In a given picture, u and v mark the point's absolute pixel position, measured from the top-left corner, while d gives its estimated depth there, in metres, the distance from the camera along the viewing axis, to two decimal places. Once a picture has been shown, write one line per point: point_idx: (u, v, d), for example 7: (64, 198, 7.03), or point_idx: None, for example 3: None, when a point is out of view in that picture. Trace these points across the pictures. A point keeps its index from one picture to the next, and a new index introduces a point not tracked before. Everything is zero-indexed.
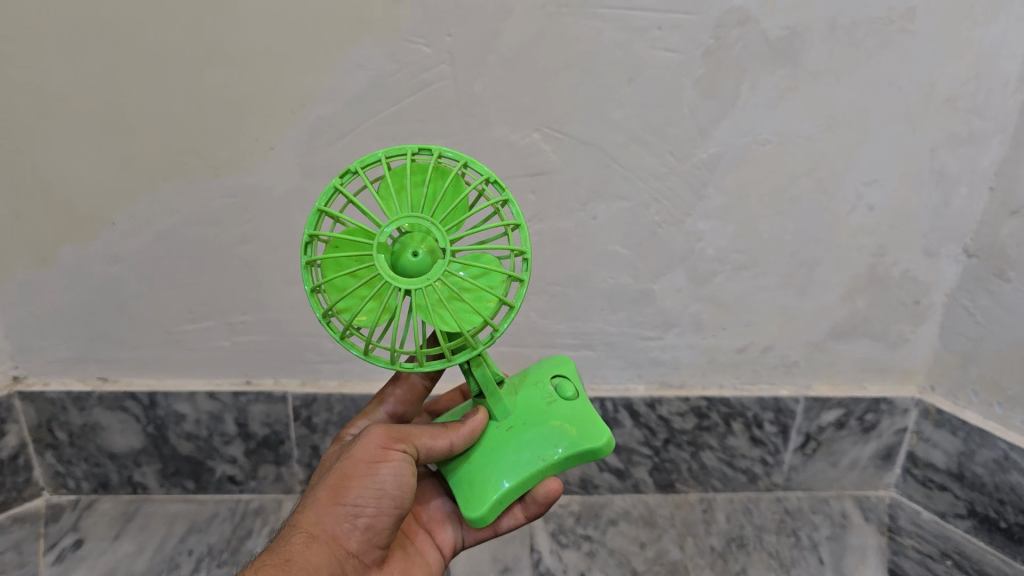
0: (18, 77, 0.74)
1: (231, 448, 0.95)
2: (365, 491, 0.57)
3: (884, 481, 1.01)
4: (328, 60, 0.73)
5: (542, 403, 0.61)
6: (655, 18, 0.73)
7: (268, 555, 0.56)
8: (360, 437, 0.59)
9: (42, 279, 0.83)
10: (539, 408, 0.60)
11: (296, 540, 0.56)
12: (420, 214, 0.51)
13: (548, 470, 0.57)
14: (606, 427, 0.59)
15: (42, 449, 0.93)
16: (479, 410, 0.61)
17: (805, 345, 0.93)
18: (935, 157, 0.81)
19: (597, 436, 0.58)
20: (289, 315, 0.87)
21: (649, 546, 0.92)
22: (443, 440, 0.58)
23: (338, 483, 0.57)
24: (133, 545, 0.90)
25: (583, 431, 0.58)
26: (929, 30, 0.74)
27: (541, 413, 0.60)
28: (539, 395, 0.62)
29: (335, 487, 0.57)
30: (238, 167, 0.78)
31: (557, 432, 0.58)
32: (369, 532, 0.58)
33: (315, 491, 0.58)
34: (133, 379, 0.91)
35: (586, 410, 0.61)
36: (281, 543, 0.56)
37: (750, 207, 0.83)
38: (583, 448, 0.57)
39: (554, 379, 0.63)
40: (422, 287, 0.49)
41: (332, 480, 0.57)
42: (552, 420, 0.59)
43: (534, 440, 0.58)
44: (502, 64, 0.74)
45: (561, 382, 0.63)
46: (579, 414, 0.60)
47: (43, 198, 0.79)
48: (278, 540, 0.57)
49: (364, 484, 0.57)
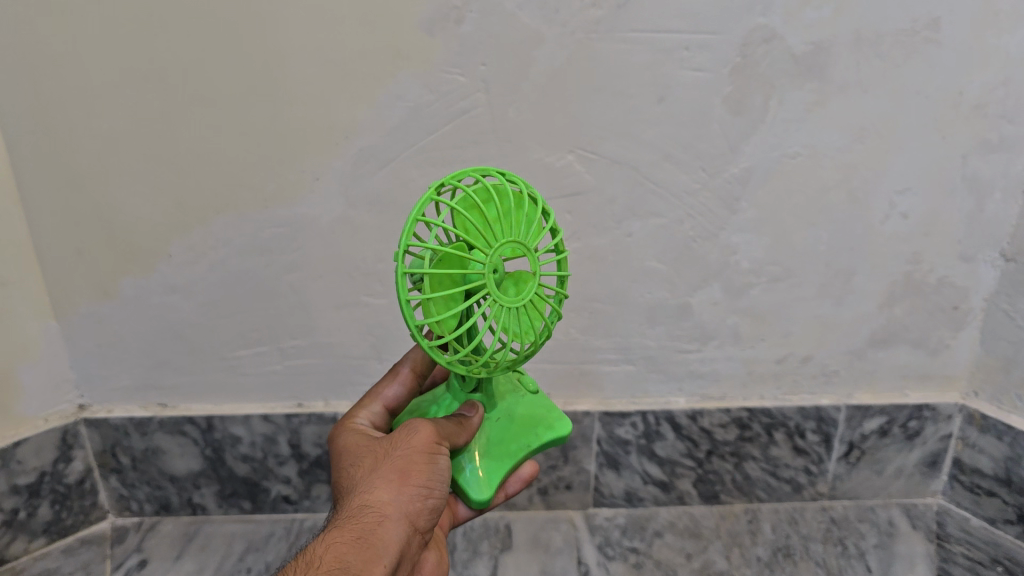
0: (79, 123, 0.78)
1: (285, 468, 0.98)
2: (429, 476, 0.57)
3: (931, 488, 1.01)
4: (369, 91, 0.77)
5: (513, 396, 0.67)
6: (682, 39, 0.75)
7: (336, 530, 0.55)
8: (417, 425, 0.59)
9: (105, 311, 0.88)
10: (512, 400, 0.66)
11: (367, 517, 0.56)
12: (518, 237, 0.53)
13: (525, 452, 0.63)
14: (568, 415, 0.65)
15: (106, 474, 0.97)
16: (473, 403, 0.63)
17: (845, 354, 0.93)
18: (967, 163, 0.82)
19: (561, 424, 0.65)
20: (337, 338, 0.90)
21: (695, 557, 0.93)
22: (465, 435, 0.60)
23: (405, 467, 0.57)
24: (194, 564, 0.93)
25: (551, 420, 0.65)
26: (954, 39, 0.76)
27: (516, 405, 0.66)
28: (510, 390, 0.67)
29: (404, 470, 0.57)
30: (286, 198, 0.82)
31: (533, 421, 0.65)
32: (431, 513, 0.59)
33: (378, 470, 0.58)
34: (192, 404, 0.94)
35: (549, 402, 0.67)
36: (347, 518, 0.56)
37: (785, 220, 0.84)
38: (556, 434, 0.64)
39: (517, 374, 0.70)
40: (518, 306, 0.52)
41: (398, 463, 0.58)
42: (526, 410, 0.65)
43: (514, 427, 0.64)
44: (536, 90, 0.77)
45: (523, 377, 0.69)
46: (546, 408, 0.66)
47: (105, 231, 0.83)
48: (341, 514, 0.57)
49: (430, 471, 0.57)
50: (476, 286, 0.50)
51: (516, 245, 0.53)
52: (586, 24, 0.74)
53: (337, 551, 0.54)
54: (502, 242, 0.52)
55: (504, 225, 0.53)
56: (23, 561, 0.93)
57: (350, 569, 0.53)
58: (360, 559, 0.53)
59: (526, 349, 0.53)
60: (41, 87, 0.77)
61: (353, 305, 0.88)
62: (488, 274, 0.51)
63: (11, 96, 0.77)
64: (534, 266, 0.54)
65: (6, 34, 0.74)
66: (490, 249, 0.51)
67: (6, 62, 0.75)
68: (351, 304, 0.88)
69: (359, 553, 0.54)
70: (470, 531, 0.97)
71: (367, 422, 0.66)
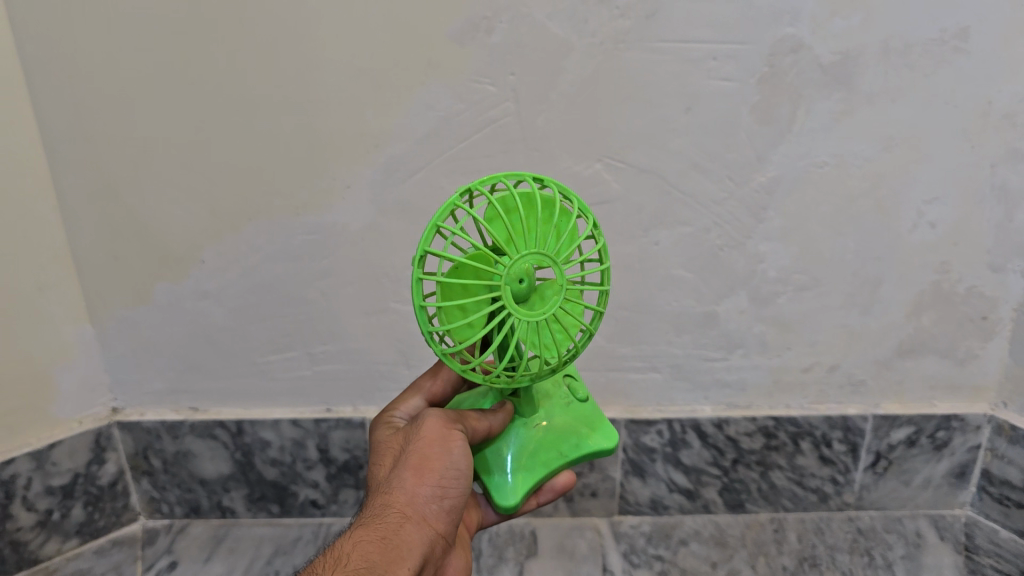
0: (117, 133, 0.80)
1: (313, 473, 0.99)
2: (446, 472, 0.58)
3: (960, 500, 1.00)
4: (401, 100, 0.78)
5: (559, 404, 0.66)
6: (709, 49, 0.76)
7: (360, 529, 0.56)
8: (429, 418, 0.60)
9: (139, 316, 0.89)
10: (558, 409, 0.66)
11: (389, 517, 0.56)
12: (542, 248, 0.53)
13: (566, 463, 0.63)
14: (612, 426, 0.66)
15: (138, 476, 0.98)
16: (505, 404, 0.65)
17: (872, 363, 0.93)
18: (996, 173, 0.82)
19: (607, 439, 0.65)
20: (367, 344, 0.91)
21: (721, 566, 0.93)
22: (485, 422, 0.62)
23: (419, 463, 0.58)
24: (224, 566, 0.94)
25: (592, 431, 0.65)
26: (982, 49, 0.76)
27: (558, 412, 0.66)
28: (552, 395, 0.67)
29: (419, 466, 0.58)
30: (318, 206, 0.83)
31: (575, 432, 0.65)
32: (451, 512, 0.59)
33: (397, 469, 0.59)
34: (222, 408, 0.96)
35: (594, 410, 0.67)
36: (370, 517, 0.57)
37: (813, 229, 0.84)
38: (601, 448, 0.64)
39: (568, 380, 0.69)
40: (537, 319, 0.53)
41: (413, 459, 0.59)
42: (566, 417, 0.66)
43: (551, 433, 0.64)
44: (565, 100, 0.78)
45: (573, 383, 0.69)
46: (590, 417, 0.66)
47: (141, 238, 0.85)
48: (364, 514, 0.58)
49: (446, 466, 0.58)
50: (490, 297, 0.51)
51: (542, 256, 0.53)
52: (615, 34, 0.75)
53: (363, 550, 0.54)
54: (525, 254, 0.52)
55: (533, 236, 0.53)
56: (56, 561, 0.95)
57: (375, 568, 0.53)
58: (385, 558, 0.54)
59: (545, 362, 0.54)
60: (81, 98, 0.79)
61: (382, 311, 0.89)
62: (506, 285, 0.52)
63: (54, 106, 0.79)
64: (560, 277, 0.54)
65: (50, 47, 0.77)
66: (511, 259, 0.52)
67: (49, 72, 0.78)
68: (380, 310, 0.89)
69: (384, 553, 0.54)
70: (495, 537, 0.98)
71: (405, 416, 0.67)
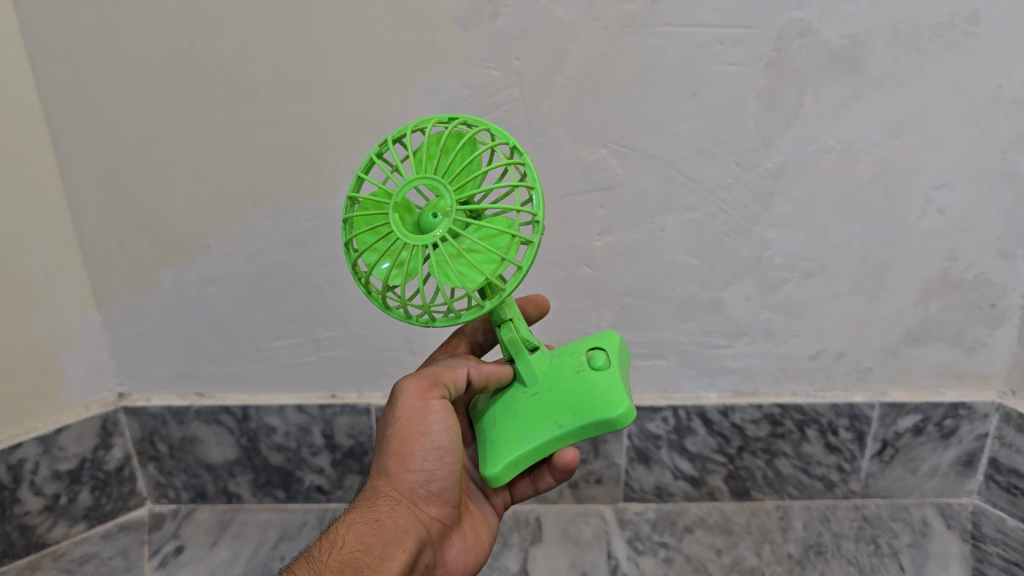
0: (122, 119, 0.80)
1: (319, 458, 0.99)
2: (427, 454, 0.61)
3: (967, 488, 0.99)
4: (405, 86, 0.78)
5: (571, 371, 0.62)
6: (716, 33, 0.75)
7: (353, 515, 0.60)
8: (402, 393, 0.63)
9: (146, 301, 0.90)
10: (567, 376, 0.62)
11: (381, 503, 0.61)
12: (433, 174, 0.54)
13: (564, 436, 0.59)
14: (627, 397, 0.59)
15: (145, 461, 0.99)
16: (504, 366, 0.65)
17: (878, 351, 0.92)
18: (1006, 158, 0.81)
19: (616, 406, 0.58)
20: (371, 330, 0.91)
21: (726, 553, 0.93)
22: (461, 371, 0.64)
23: (400, 447, 0.62)
24: (230, 552, 0.95)
25: (600, 403, 0.59)
26: (994, 32, 0.75)
27: (566, 382, 0.61)
28: (567, 364, 0.63)
29: (400, 450, 0.61)
30: (322, 193, 0.83)
31: (579, 402, 0.60)
32: (440, 493, 0.63)
33: (383, 454, 0.63)
34: (227, 394, 0.96)
35: (614, 379, 0.61)
36: (363, 503, 0.61)
37: (820, 215, 0.84)
38: (605, 416, 0.58)
39: (591, 351, 0.63)
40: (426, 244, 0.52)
41: (394, 444, 0.62)
42: (577, 385, 0.61)
43: (552, 405, 0.61)
44: (570, 84, 0.78)
45: (596, 353, 0.63)
46: (603, 386, 0.60)
47: (147, 224, 0.85)
48: (358, 501, 0.62)
49: (425, 447, 0.61)
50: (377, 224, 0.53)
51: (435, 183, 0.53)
52: (620, 18, 0.75)
53: (358, 535, 0.58)
54: (411, 182, 0.53)
55: (434, 167, 0.54)
56: (63, 545, 0.95)
57: (371, 551, 0.58)
58: (380, 541, 0.58)
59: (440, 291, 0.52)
60: (86, 82, 0.79)
61: None
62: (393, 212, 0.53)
63: (59, 92, 0.79)
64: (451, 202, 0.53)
65: (55, 31, 0.77)
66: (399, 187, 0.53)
67: (54, 58, 0.78)
68: None
69: (378, 536, 0.58)
70: (500, 523, 0.98)
71: None
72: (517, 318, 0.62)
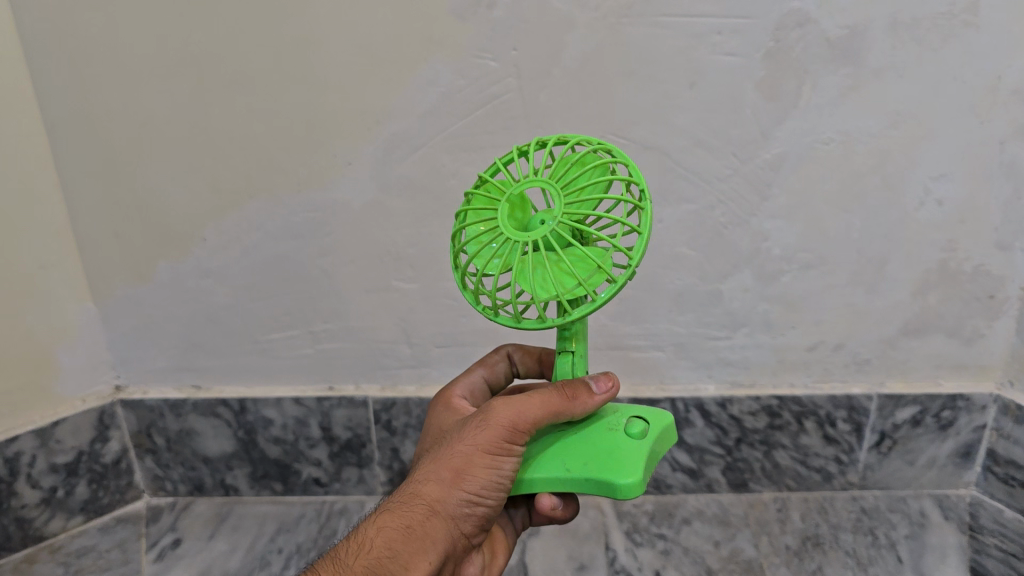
0: (117, 111, 0.80)
1: (316, 451, 0.99)
2: (485, 483, 0.56)
3: (965, 480, 0.99)
4: (401, 77, 0.77)
5: (606, 429, 0.59)
6: (714, 23, 0.75)
7: (387, 514, 0.55)
8: (489, 420, 0.56)
9: (142, 294, 0.89)
10: (600, 432, 0.58)
11: (418, 508, 0.55)
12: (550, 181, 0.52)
13: (569, 484, 0.57)
14: (632, 474, 0.54)
15: (142, 454, 0.99)
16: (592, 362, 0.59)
17: (877, 342, 0.92)
18: (1004, 149, 0.80)
19: (626, 476, 0.54)
20: (368, 323, 0.91)
21: (723, 545, 0.93)
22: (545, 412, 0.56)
23: (461, 466, 0.56)
24: (227, 544, 0.94)
25: (609, 470, 0.55)
26: (993, 23, 0.75)
27: (592, 441, 0.58)
28: (604, 423, 0.59)
29: (460, 469, 0.55)
30: (318, 184, 0.83)
31: (597, 458, 0.57)
32: (480, 517, 0.58)
33: (437, 462, 0.57)
34: (225, 386, 0.96)
35: (640, 453, 0.56)
36: (400, 505, 0.56)
37: (818, 206, 0.84)
38: (610, 480, 0.55)
39: (637, 416, 0.60)
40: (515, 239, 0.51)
41: (455, 461, 0.56)
42: (605, 443, 0.57)
43: (571, 452, 0.58)
44: (568, 75, 0.77)
45: (638, 421, 0.59)
46: (622, 457, 0.56)
47: (143, 217, 0.85)
48: (396, 499, 0.56)
49: (489, 477, 0.56)
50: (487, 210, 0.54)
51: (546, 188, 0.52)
52: (617, 9, 0.74)
53: (387, 539, 0.54)
54: (530, 180, 0.53)
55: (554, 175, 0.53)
56: (61, 538, 0.95)
57: (397, 559, 0.53)
58: (407, 550, 0.53)
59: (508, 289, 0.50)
60: (81, 73, 0.78)
61: (384, 290, 0.89)
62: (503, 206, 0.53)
63: (53, 83, 0.79)
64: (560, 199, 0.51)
65: (51, 23, 0.76)
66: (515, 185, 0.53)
67: (47, 49, 0.77)
68: (382, 288, 0.89)
69: (407, 545, 0.54)
70: None
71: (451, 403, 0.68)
72: (580, 349, 0.59)
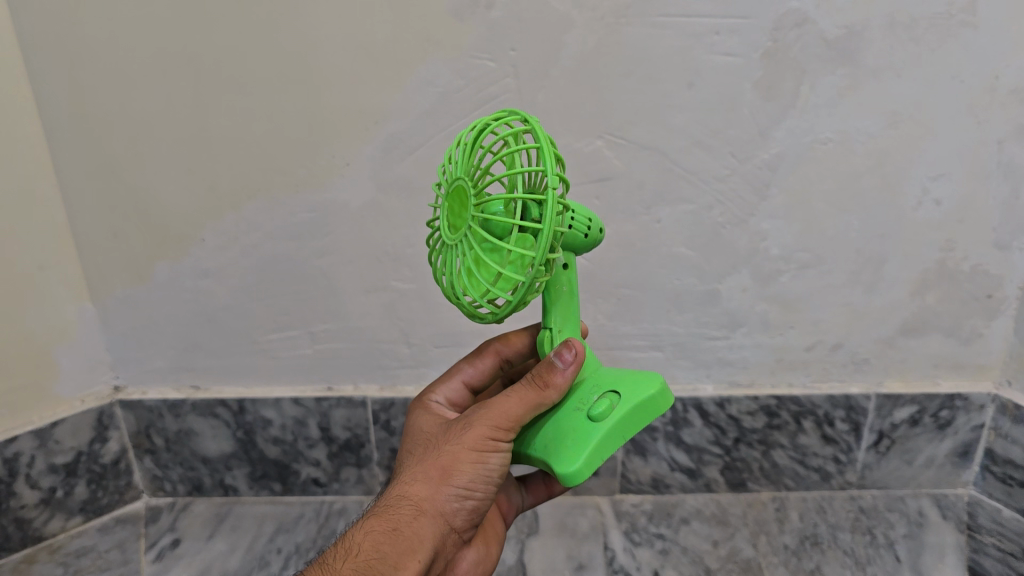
0: (116, 112, 0.80)
1: (315, 451, 0.99)
2: (472, 479, 0.56)
3: (963, 479, 1.00)
4: (399, 78, 0.77)
5: (576, 409, 0.58)
6: (712, 23, 0.75)
7: (375, 518, 0.55)
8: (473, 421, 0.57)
9: (140, 294, 0.89)
10: (570, 412, 0.58)
11: (404, 509, 0.55)
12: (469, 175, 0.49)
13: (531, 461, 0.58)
14: (578, 460, 0.54)
15: (141, 454, 0.99)
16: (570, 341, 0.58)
17: (875, 342, 0.92)
18: (1003, 149, 0.80)
19: (568, 462, 0.54)
20: (367, 323, 0.91)
21: (722, 544, 0.93)
22: (524, 407, 0.57)
23: (447, 464, 0.56)
24: (226, 545, 0.94)
25: (561, 454, 0.55)
26: (990, 23, 0.75)
27: (562, 419, 0.58)
28: (579, 400, 0.59)
29: (447, 467, 0.56)
30: (317, 184, 0.83)
31: (555, 440, 0.56)
32: (470, 514, 0.58)
33: (423, 464, 0.57)
34: (223, 387, 0.96)
35: (592, 437, 0.55)
36: (388, 506, 0.56)
37: (815, 206, 0.84)
38: (555, 466, 0.54)
39: (610, 395, 0.58)
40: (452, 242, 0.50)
41: (441, 459, 0.57)
42: (568, 423, 0.57)
43: (539, 431, 0.58)
44: (566, 75, 0.77)
45: (608, 400, 0.57)
46: (578, 440, 0.55)
47: (142, 218, 0.85)
48: (383, 502, 0.57)
49: (475, 472, 0.56)
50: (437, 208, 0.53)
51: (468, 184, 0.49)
52: (616, 9, 0.74)
53: (374, 540, 0.53)
54: (459, 177, 0.50)
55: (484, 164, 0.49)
56: (59, 539, 0.95)
57: (385, 560, 0.53)
58: (396, 550, 0.53)
59: (452, 294, 0.50)
60: (79, 75, 0.78)
61: (383, 290, 0.89)
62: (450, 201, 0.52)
63: (52, 85, 0.79)
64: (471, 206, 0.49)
65: (48, 23, 0.76)
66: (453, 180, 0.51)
67: (46, 50, 0.77)
68: (380, 289, 0.89)
69: (395, 544, 0.53)
70: None
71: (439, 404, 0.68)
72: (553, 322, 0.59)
